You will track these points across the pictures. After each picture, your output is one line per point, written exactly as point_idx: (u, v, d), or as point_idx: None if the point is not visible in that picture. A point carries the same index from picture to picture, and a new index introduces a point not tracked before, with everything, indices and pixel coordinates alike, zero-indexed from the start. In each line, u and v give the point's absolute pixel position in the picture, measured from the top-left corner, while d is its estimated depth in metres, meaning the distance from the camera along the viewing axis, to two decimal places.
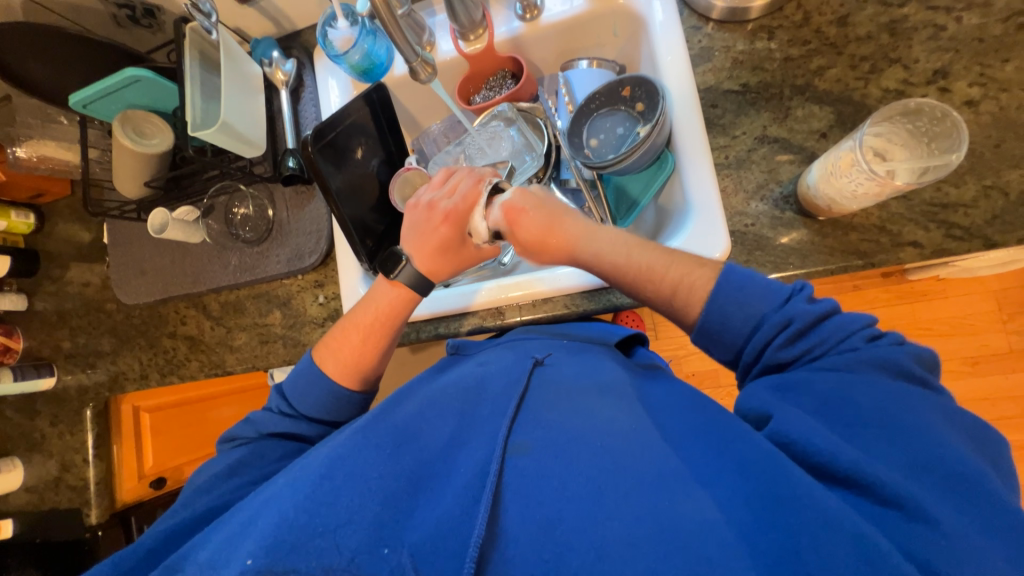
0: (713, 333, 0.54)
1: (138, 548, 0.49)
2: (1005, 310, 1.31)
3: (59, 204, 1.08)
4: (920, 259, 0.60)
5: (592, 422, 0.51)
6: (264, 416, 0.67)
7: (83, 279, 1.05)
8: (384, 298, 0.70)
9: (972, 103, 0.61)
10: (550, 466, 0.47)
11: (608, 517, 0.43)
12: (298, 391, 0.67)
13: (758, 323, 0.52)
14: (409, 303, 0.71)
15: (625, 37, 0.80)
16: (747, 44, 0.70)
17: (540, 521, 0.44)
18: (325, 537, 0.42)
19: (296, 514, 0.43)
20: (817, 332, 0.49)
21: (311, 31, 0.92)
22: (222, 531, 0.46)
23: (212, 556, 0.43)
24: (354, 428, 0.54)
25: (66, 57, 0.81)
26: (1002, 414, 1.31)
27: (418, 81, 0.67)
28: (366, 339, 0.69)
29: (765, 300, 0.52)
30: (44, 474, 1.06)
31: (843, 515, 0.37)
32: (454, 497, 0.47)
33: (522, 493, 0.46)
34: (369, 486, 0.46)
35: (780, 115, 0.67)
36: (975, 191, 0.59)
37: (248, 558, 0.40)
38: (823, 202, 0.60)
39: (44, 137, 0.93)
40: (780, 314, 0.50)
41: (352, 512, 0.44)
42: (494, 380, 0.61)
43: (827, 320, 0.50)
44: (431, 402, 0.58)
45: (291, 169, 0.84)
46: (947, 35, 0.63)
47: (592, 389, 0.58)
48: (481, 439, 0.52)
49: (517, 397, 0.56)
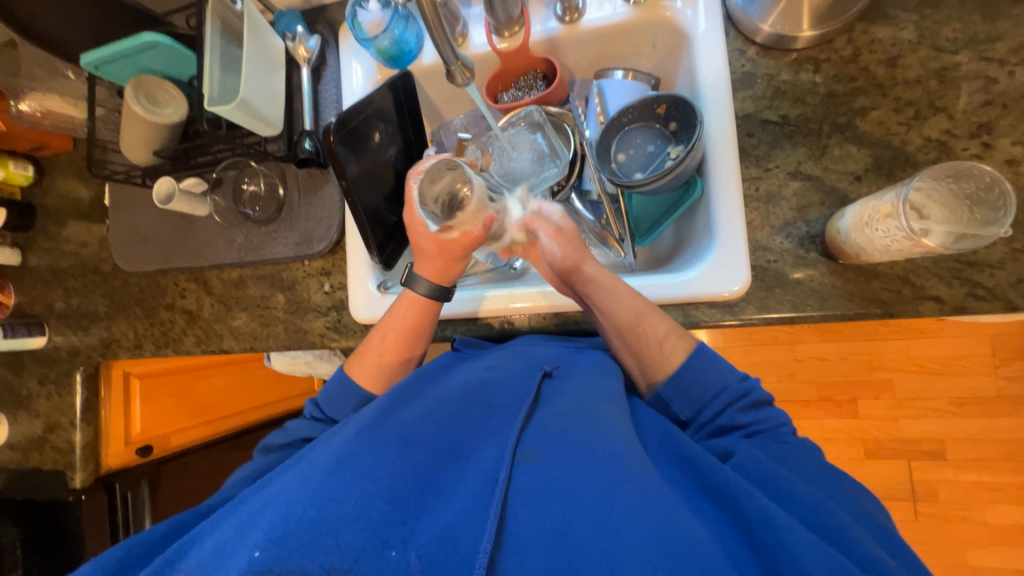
0: (684, 385, 0.61)
1: (150, 535, 0.48)
2: (999, 355, 1.32)
3: (60, 158, 1.04)
4: (938, 313, 0.60)
5: (600, 430, 0.52)
6: (298, 423, 0.69)
7: (81, 239, 1.02)
8: (416, 313, 0.71)
9: (1012, 163, 0.59)
10: (559, 475, 0.48)
11: (616, 525, 0.43)
12: (331, 395, 0.70)
13: (721, 390, 0.60)
14: (432, 308, 0.72)
15: (664, 50, 0.78)
16: (791, 75, 0.68)
17: (548, 527, 0.44)
18: (332, 534, 0.40)
19: (304, 509, 0.42)
20: (763, 411, 0.58)
21: (338, 7, 0.89)
22: (222, 525, 0.45)
23: (211, 554, 0.41)
24: (360, 425, 0.53)
25: (80, 14, 0.77)
26: (983, 456, 1.33)
27: (454, 84, 0.63)
28: (398, 349, 0.71)
29: (731, 371, 0.60)
30: (28, 432, 1.06)
31: (811, 544, 0.42)
32: (463, 500, 0.47)
33: (531, 498, 0.46)
34: (377, 484, 0.45)
35: (816, 152, 0.65)
36: (1003, 253, 0.59)
37: (255, 551, 0.39)
38: (851, 249, 0.59)
39: (49, 91, 0.90)
40: (741, 386, 0.59)
41: (360, 511, 0.42)
42: (501, 384, 0.60)
43: (767, 407, 0.59)
44: (438, 404, 0.56)
45: (307, 152, 0.81)
46: (998, 89, 0.61)
47: (597, 396, 0.59)
48: (489, 447, 0.52)
49: (525, 405, 0.56)
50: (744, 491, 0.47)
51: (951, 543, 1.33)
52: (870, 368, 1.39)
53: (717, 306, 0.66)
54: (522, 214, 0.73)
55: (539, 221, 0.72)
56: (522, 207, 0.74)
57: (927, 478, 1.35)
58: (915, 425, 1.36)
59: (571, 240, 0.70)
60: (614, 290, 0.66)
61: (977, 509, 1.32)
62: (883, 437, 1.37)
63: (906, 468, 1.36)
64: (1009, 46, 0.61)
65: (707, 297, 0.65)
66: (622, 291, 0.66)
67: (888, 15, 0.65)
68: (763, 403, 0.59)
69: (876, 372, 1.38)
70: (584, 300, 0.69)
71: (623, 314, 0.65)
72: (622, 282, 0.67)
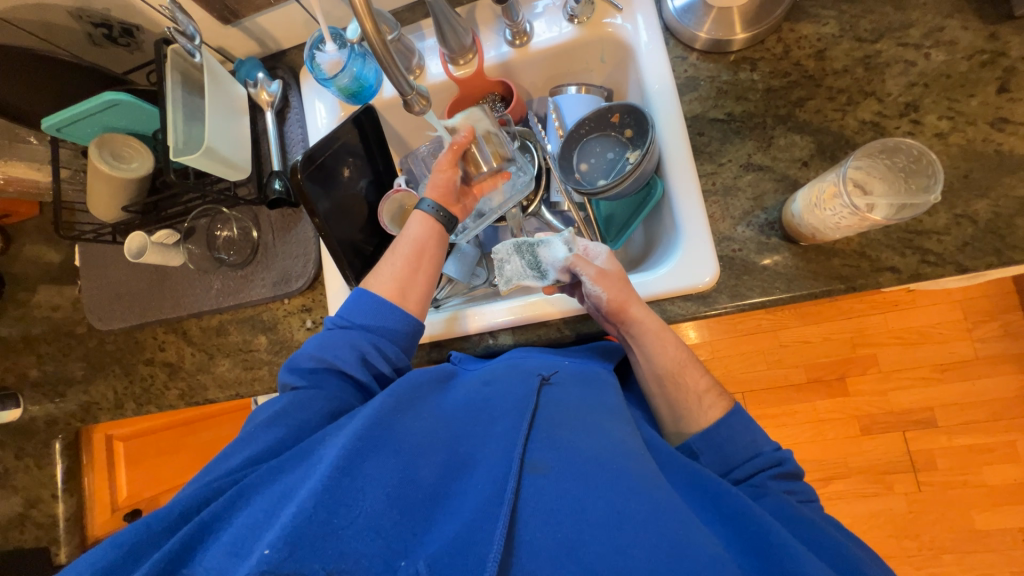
0: (717, 439, 0.61)
1: (174, 508, 0.48)
2: (970, 319, 1.37)
3: (26, 224, 1.03)
4: (898, 283, 0.63)
5: (607, 443, 0.53)
6: (317, 338, 0.65)
7: (52, 303, 1.00)
8: (429, 236, 0.73)
9: (941, 136, 0.64)
10: (569, 488, 0.48)
11: (628, 543, 0.44)
12: (356, 309, 0.67)
13: (755, 455, 0.60)
14: (444, 237, 0.74)
15: (612, 63, 0.82)
16: (730, 75, 0.72)
17: (558, 538, 0.45)
18: (339, 540, 0.42)
19: (315, 507, 0.43)
20: (794, 482, 0.60)
21: (297, 51, 0.92)
22: (242, 513, 0.47)
23: (231, 543, 0.44)
24: (364, 419, 0.51)
25: (38, 80, 0.78)
26: (971, 419, 1.36)
27: (412, 113, 0.65)
28: (411, 264, 0.70)
29: (767, 437, 0.61)
30: (6, 511, 1.01)
31: None
32: (472, 511, 0.47)
33: (541, 509, 0.47)
34: (386, 492, 0.46)
35: (763, 144, 0.69)
36: (947, 219, 0.62)
37: (266, 549, 0.40)
38: (807, 231, 0.62)
39: (10, 158, 0.89)
40: (776, 453, 0.60)
41: (371, 520, 0.44)
42: (505, 395, 0.59)
43: (796, 478, 0.61)
44: (444, 422, 0.56)
45: (277, 192, 0.82)
46: (917, 70, 0.66)
47: (600, 409, 0.59)
48: (495, 455, 0.52)
49: (530, 412, 0.55)
50: (771, 528, 0.49)
51: (956, 510, 1.34)
52: (852, 345, 1.42)
53: (691, 299, 0.68)
54: (565, 256, 0.70)
55: (582, 263, 0.68)
56: (567, 249, 0.72)
57: (923, 447, 1.37)
58: (903, 396, 1.39)
59: (616, 281, 0.66)
60: (660, 340, 0.65)
61: (974, 472, 1.35)
62: (875, 411, 1.40)
63: (902, 440, 1.38)
64: (921, 32, 0.67)
65: (680, 291, 0.67)
66: (668, 340, 0.65)
67: (810, 13, 0.71)
68: (795, 473, 0.60)
69: (859, 349, 1.42)
70: (624, 340, 0.68)
71: (668, 365, 0.65)
72: (668, 329, 0.66)
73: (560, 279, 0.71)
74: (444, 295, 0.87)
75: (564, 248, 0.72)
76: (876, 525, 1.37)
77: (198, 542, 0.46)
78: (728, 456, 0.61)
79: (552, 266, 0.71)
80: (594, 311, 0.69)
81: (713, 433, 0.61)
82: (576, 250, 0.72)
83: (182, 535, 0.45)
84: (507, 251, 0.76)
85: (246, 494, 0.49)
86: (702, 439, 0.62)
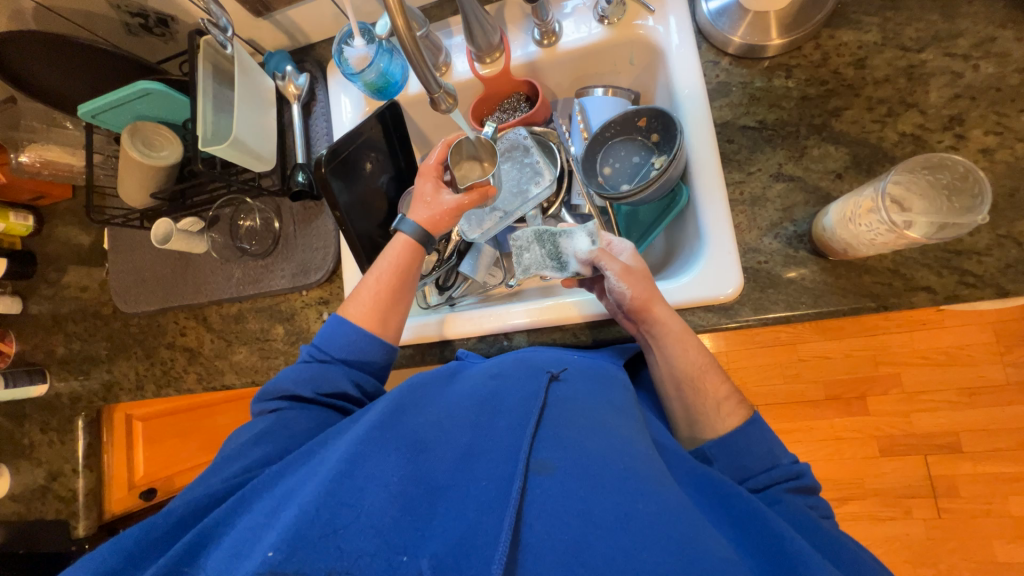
0: (735, 459, 0.59)
1: (174, 514, 0.49)
2: (1004, 341, 1.32)
3: (60, 206, 1.06)
4: (932, 304, 0.60)
5: (613, 444, 0.51)
6: (296, 368, 0.65)
7: (81, 283, 1.02)
8: (407, 262, 0.71)
9: (987, 152, 0.61)
10: (575, 490, 0.47)
11: (635, 547, 0.43)
12: (331, 337, 0.66)
13: (772, 466, 0.58)
14: (423, 259, 0.73)
15: (641, 66, 0.81)
16: (764, 81, 0.70)
17: (566, 540, 0.44)
18: (340, 538, 0.42)
19: (317, 508, 0.43)
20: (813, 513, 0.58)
21: (325, 45, 0.92)
22: (244, 517, 0.47)
23: (234, 545, 0.44)
24: (368, 424, 0.52)
25: (77, 68, 0.80)
26: (999, 445, 1.31)
27: (438, 111, 0.64)
28: (389, 291, 0.69)
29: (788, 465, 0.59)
30: (30, 482, 1.05)
31: None
32: (474, 511, 0.46)
33: (547, 511, 0.46)
34: (389, 490, 0.46)
35: (795, 154, 0.67)
36: (989, 240, 0.59)
37: (270, 551, 0.41)
38: (838, 246, 0.60)
39: (47, 142, 0.92)
40: (795, 467, 0.59)
41: (374, 516, 0.44)
42: (509, 393, 0.58)
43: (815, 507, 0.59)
44: (449, 413, 0.56)
45: (300, 184, 0.82)
46: (964, 82, 0.63)
47: (605, 406, 0.58)
48: (500, 452, 0.51)
49: (536, 412, 0.54)
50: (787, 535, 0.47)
51: (978, 540, 1.29)
52: (875, 363, 1.38)
53: (713, 311, 0.67)
54: (588, 249, 0.69)
55: (606, 257, 0.66)
56: (591, 241, 0.70)
57: (946, 472, 1.32)
58: (927, 419, 1.34)
59: (641, 279, 0.64)
60: (682, 347, 0.64)
61: (1000, 501, 1.29)
62: (897, 433, 1.35)
63: (924, 463, 1.33)
64: (970, 42, 0.64)
65: (702, 301, 0.66)
66: (689, 347, 0.64)
67: (852, 20, 0.68)
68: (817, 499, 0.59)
69: (882, 367, 1.37)
70: (645, 338, 0.67)
71: (687, 368, 0.64)
72: (691, 335, 0.65)
73: (581, 271, 0.70)
74: (459, 293, 0.87)
75: (588, 240, 0.70)
76: (892, 550, 1.32)
77: (198, 549, 0.46)
78: (745, 474, 0.59)
79: (574, 257, 0.70)
80: (616, 310, 0.69)
81: (729, 449, 0.60)
82: (601, 242, 0.70)
83: (181, 545, 0.45)
84: (527, 239, 0.75)
85: (247, 501, 0.49)
86: (716, 445, 0.60)
